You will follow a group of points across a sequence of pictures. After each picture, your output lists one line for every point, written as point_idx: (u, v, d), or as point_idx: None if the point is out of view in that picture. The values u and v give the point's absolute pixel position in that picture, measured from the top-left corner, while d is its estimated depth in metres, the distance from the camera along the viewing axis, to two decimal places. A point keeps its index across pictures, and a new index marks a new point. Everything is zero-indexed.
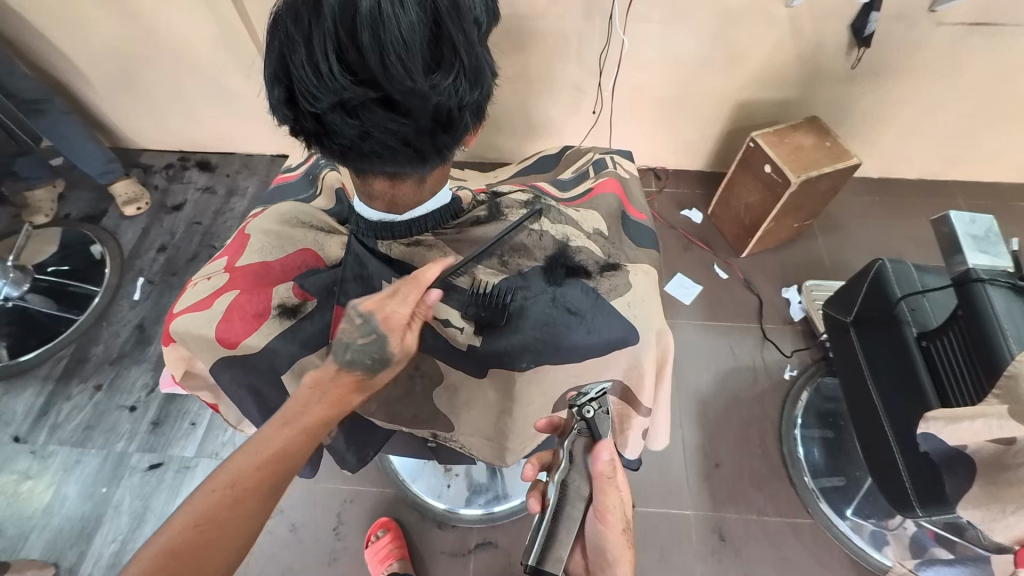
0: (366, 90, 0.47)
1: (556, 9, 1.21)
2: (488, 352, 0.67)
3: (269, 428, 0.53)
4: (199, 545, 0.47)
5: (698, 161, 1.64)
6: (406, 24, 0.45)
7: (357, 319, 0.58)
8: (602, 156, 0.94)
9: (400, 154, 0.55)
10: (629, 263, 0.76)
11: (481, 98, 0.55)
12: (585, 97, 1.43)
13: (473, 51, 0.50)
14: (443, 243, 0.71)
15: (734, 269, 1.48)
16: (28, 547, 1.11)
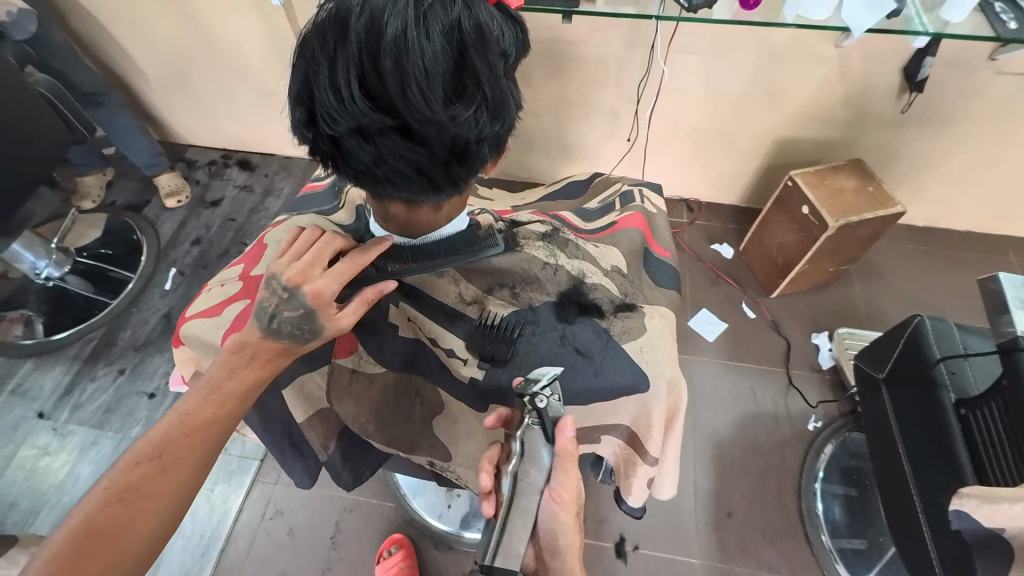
0: (385, 117, 0.46)
1: (597, 35, 1.21)
2: (490, 386, 0.66)
3: (187, 397, 0.55)
4: (124, 517, 0.49)
5: (732, 196, 1.60)
6: (431, 54, 0.43)
7: (284, 292, 0.56)
8: (631, 188, 0.93)
9: (414, 183, 0.53)
10: (644, 305, 0.75)
11: (502, 130, 0.54)
12: (621, 123, 1.42)
13: (498, 84, 0.49)
14: (455, 272, 0.67)
15: (762, 308, 1.43)
16: (39, 522, 1.14)
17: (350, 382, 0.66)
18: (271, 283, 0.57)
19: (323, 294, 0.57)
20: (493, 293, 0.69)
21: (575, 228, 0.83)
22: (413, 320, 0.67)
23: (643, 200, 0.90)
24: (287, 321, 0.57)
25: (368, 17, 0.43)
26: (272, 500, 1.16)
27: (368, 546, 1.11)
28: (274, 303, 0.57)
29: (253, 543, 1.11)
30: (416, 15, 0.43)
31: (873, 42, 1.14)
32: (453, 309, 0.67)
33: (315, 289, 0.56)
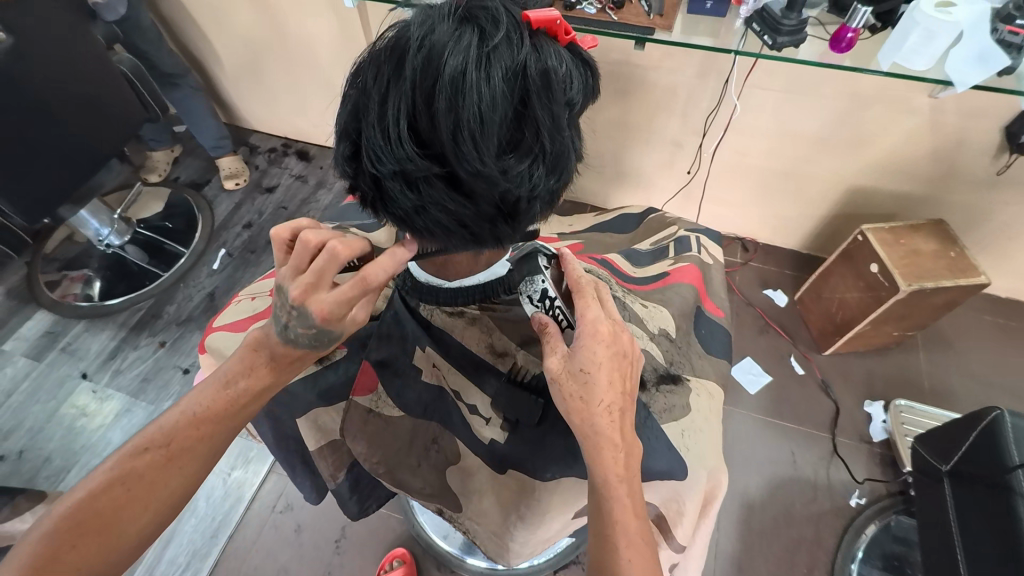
0: (432, 164, 0.43)
1: (670, 62, 1.16)
2: (513, 451, 0.62)
3: (202, 387, 0.56)
4: (123, 501, 0.51)
5: (793, 241, 1.51)
6: (488, 100, 0.40)
7: (291, 309, 0.54)
8: (688, 234, 0.88)
9: (454, 234, 0.50)
10: (690, 377, 0.70)
11: (555, 186, 0.50)
12: (682, 155, 1.36)
13: (558, 138, 0.45)
14: (489, 321, 0.62)
15: (812, 365, 1.34)
16: (67, 480, 1.18)
17: (365, 422, 0.64)
18: (280, 294, 0.55)
19: (328, 315, 0.54)
20: (526, 349, 0.63)
21: (626, 279, 0.79)
22: (438, 367, 0.64)
23: (699, 249, 0.85)
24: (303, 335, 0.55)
25: (428, 58, 0.40)
26: (284, 493, 1.16)
27: (372, 557, 1.09)
28: (285, 312, 0.55)
29: (260, 535, 1.11)
30: (478, 57, 0.40)
31: (973, 97, 1.04)
32: (484, 361, 0.63)
33: (319, 312, 0.53)
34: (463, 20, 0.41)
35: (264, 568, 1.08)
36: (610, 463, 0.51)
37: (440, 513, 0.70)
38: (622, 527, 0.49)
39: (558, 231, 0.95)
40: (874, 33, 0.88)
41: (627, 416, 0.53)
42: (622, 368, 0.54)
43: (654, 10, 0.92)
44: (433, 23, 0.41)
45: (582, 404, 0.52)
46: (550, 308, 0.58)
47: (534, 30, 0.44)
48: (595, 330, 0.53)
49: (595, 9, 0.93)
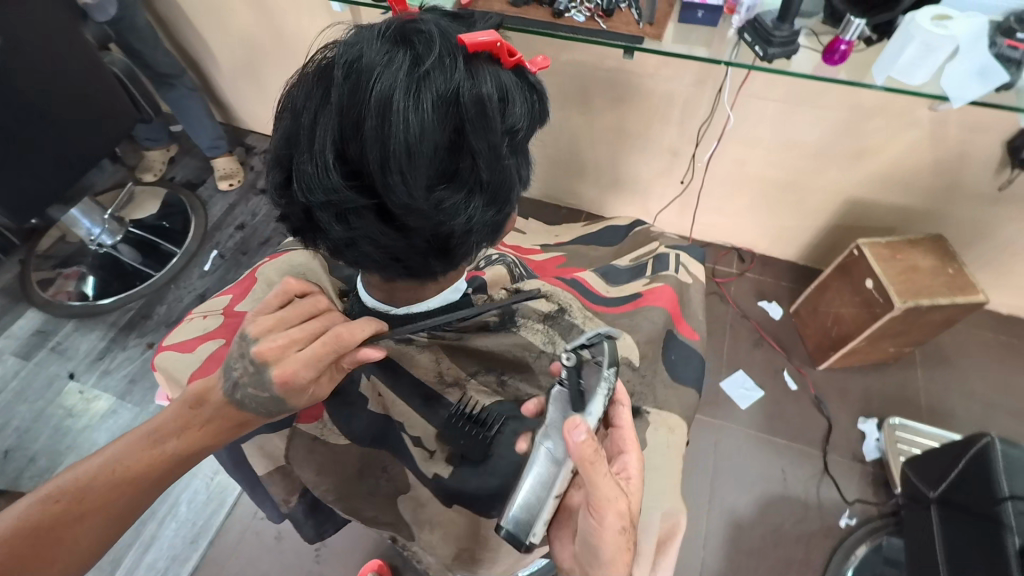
0: (361, 195, 0.44)
1: (666, 70, 1.14)
2: (457, 487, 0.61)
3: (127, 441, 0.52)
4: (29, 554, 0.47)
5: (790, 253, 1.47)
6: (416, 131, 0.40)
7: (250, 365, 0.52)
8: (668, 253, 0.85)
9: (390, 265, 0.50)
10: (648, 409, 0.70)
11: (497, 217, 0.51)
12: (678, 164, 1.33)
13: (494, 171, 0.45)
14: (438, 348, 0.62)
15: (806, 381, 1.31)
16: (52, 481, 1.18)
17: (312, 448, 0.63)
18: (242, 346, 0.53)
19: (291, 379, 0.52)
20: (477, 376, 0.64)
21: (595, 300, 0.77)
22: (384, 396, 0.61)
23: (677, 270, 0.83)
24: (250, 398, 0.53)
25: (356, 88, 0.41)
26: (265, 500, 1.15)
27: (352, 567, 1.08)
28: (239, 370, 0.53)
29: (242, 541, 1.10)
30: (408, 87, 0.40)
31: (976, 110, 1.01)
32: (432, 390, 0.61)
33: (282, 375, 0.52)
34: (397, 46, 0.42)
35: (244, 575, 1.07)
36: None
37: (394, 540, 0.68)
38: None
39: (541, 244, 0.93)
40: (870, 44, 0.84)
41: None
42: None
43: (644, 19, 0.90)
44: (365, 50, 0.41)
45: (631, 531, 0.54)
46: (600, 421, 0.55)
47: (477, 54, 0.43)
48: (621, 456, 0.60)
49: (584, 16, 0.90)
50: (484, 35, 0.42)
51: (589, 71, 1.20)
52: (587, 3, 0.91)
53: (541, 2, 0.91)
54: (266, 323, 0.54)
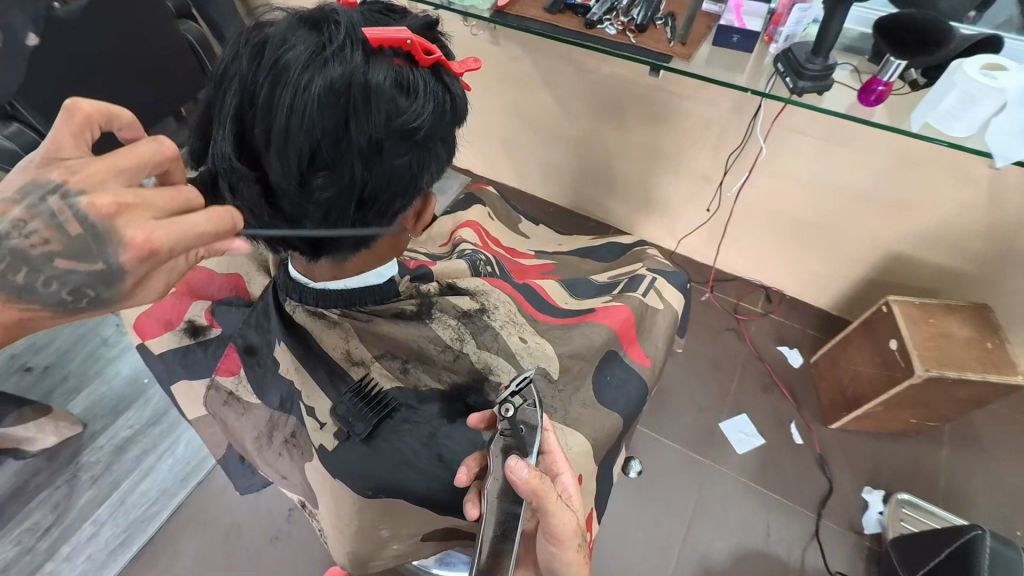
0: (246, 169, 0.45)
1: (704, 92, 1.10)
2: (338, 463, 0.53)
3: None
4: None
5: (820, 299, 1.38)
6: (295, 111, 0.41)
7: (76, 225, 0.39)
8: (645, 275, 0.84)
9: (280, 242, 0.51)
10: (553, 422, 0.64)
11: (391, 216, 0.50)
12: (707, 191, 1.29)
13: (378, 169, 0.45)
14: (348, 326, 0.58)
15: (812, 436, 1.22)
16: (74, 401, 1.25)
17: (227, 404, 0.59)
18: (55, 199, 0.39)
19: (148, 250, 0.40)
20: (381, 361, 0.58)
21: (542, 307, 0.75)
22: (288, 362, 0.56)
23: (646, 293, 0.80)
24: (54, 278, 0.40)
25: (256, 65, 0.43)
26: None
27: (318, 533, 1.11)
28: (31, 238, 0.40)
29: (223, 490, 1.15)
30: (298, 71, 0.41)
31: None
32: (336, 366, 0.56)
33: (139, 244, 0.40)
34: (303, 31, 0.43)
35: (219, 520, 1.12)
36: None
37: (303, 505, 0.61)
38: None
39: (534, 250, 0.96)
40: (914, 89, 0.79)
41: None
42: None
43: (677, 38, 0.87)
44: (272, 32, 0.43)
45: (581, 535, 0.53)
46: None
47: (380, 49, 0.44)
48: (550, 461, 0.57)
49: (616, 30, 0.88)
50: (389, 31, 0.43)
51: (627, 85, 1.18)
52: (622, 16, 0.88)
53: (575, 12, 0.90)
54: (90, 168, 0.40)
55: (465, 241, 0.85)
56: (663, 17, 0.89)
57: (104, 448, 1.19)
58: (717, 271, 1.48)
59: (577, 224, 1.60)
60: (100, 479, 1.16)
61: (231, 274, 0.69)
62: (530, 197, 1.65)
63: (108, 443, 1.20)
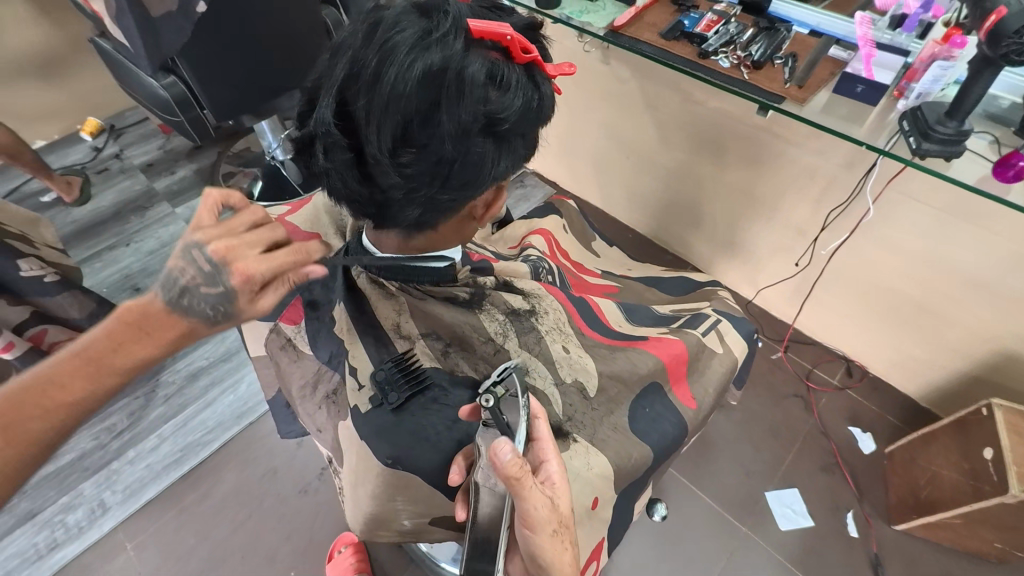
0: (342, 136, 0.48)
1: (814, 142, 1.04)
2: (364, 425, 0.55)
3: (62, 360, 0.46)
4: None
5: (909, 385, 1.25)
6: (394, 88, 0.44)
7: (205, 266, 0.47)
8: (708, 315, 0.80)
9: (358, 207, 0.54)
10: (578, 437, 0.62)
11: (463, 200, 0.52)
12: (799, 245, 1.22)
13: (459, 153, 0.47)
14: (403, 300, 0.61)
15: (870, 533, 1.10)
16: (167, 324, 1.40)
17: (283, 350, 0.64)
18: (190, 252, 0.48)
19: (252, 278, 0.48)
20: (427, 339, 0.60)
21: (593, 325, 0.73)
22: (341, 323, 0.60)
23: (705, 333, 0.77)
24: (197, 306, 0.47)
25: (366, 42, 0.45)
26: None
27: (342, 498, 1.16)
28: (184, 277, 0.47)
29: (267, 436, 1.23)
30: (404, 50, 0.43)
31: None
32: (384, 335, 0.59)
33: (242, 273, 0.48)
34: (414, 16, 0.46)
35: (260, 462, 1.20)
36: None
37: (330, 460, 0.64)
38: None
39: (601, 269, 0.95)
40: None
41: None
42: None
43: (794, 80, 0.83)
44: (387, 14, 0.46)
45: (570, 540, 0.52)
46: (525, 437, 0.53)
47: (480, 40, 0.46)
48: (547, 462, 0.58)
49: (729, 63, 0.86)
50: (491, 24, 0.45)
51: (733, 122, 1.14)
52: (739, 51, 0.86)
53: (690, 40, 0.88)
54: (211, 229, 0.49)
55: (533, 247, 0.86)
56: (784, 57, 0.85)
57: (181, 372, 1.32)
58: (795, 332, 1.38)
59: (653, 254, 1.56)
60: (171, 399, 1.28)
61: (310, 233, 0.72)
62: (611, 220, 1.64)
63: (185, 369, 1.33)
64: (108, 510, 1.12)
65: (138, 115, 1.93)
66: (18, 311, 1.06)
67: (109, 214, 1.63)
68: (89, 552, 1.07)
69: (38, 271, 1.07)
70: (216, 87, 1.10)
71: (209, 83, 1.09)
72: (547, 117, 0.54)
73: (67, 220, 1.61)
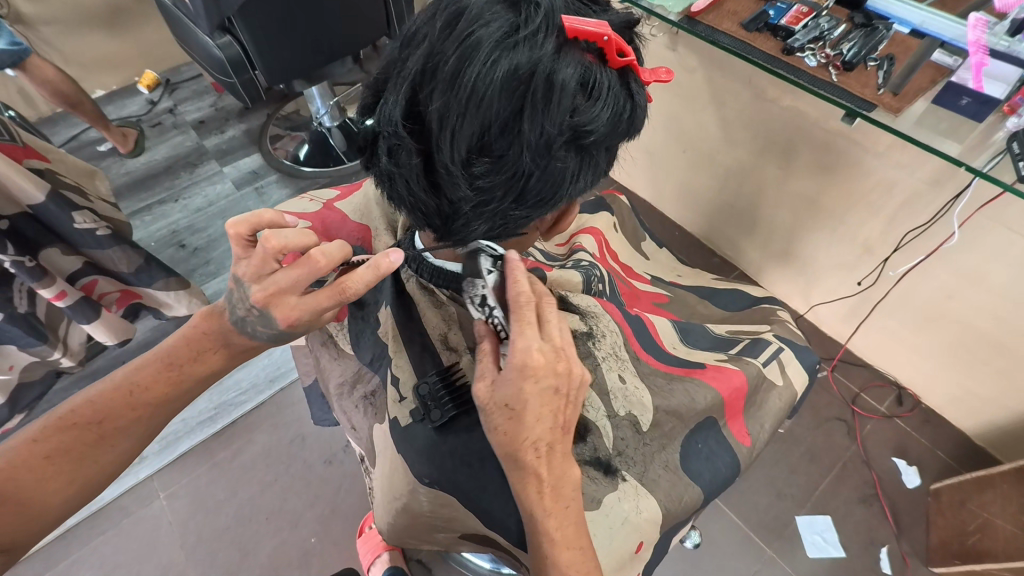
0: (410, 139, 0.44)
1: (898, 154, 0.95)
2: (404, 439, 0.54)
3: (145, 364, 0.56)
4: (67, 446, 0.52)
5: (967, 422, 1.16)
6: (476, 90, 0.40)
7: (254, 310, 0.53)
8: (770, 342, 0.77)
9: (417, 215, 0.51)
10: (628, 476, 0.60)
11: (535, 215, 0.49)
12: (864, 264, 1.13)
13: (539, 166, 0.44)
14: (453, 309, 0.60)
15: (905, 573, 1.05)
16: (210, 283, 1.43)
17: (324, 344, 0.65)
18: (241, 290, 0.53)
19: (296, 322, 0.54)
20: (474, 354, 0.59)
21: (651, 350, 0.72)
22: (388, 331, 0.59)
23: (767, 364, 0.74)
24: (263, 330, 0.55)
25: (446, 36, 0.41)
26: None
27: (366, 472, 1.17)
28: (245, 307, 0.54)
29: (297, 404, 1.25)
30: (489, 50, 0.40)
31: None
32: (431, 345, 0.58)
33: (287, 321, 0.54)
34: (500, 7, 0.41)
35: (290, 426, 1.22)
36: (534, 497, 0.47)
37: (365, 461, 0.65)
38: (553, 562, 0.47)
39: (650, 275, 0.91)
40: None
41: (556, 451, 0.48)
42: (555, 403, 0.48)
43: (889, 86, 0.71)
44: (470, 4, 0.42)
45: (507, 440, 0.46)
46: (489, 315, 0.53)
47: (575, 41, 0.42)
48: (523, 364, 0.46)
49: (816, 62, 0.75)
50: (591, 25, 0.42)
51: (807, 125, 1.05)
52: (829, 48, 0.75)
53: (774, 34, 0.78)
54: (253, 273, 0.52)
55: (584, 249, 0.82)
56: (879, 59, 0.73)
57: None
58: (846, 352, 1.30)
59: (701, 255, 1.49)
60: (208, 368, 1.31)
61: (361, 225, 0.70)
62: (658, 215, 1.58)
63: None
64: (146, 458, 1.16)
65: (194, 71, 1.94)
66: (72, 261, 1.09)
67: (162, 168, 1.66)
68: (126, 496, 1.12)
69: (91, 224, 1.08)
70: (269, 49, 1.08)
71: (263, 48, 1.07)
72: (636, 128, 0.50)
73: (121, 171, 1.64)
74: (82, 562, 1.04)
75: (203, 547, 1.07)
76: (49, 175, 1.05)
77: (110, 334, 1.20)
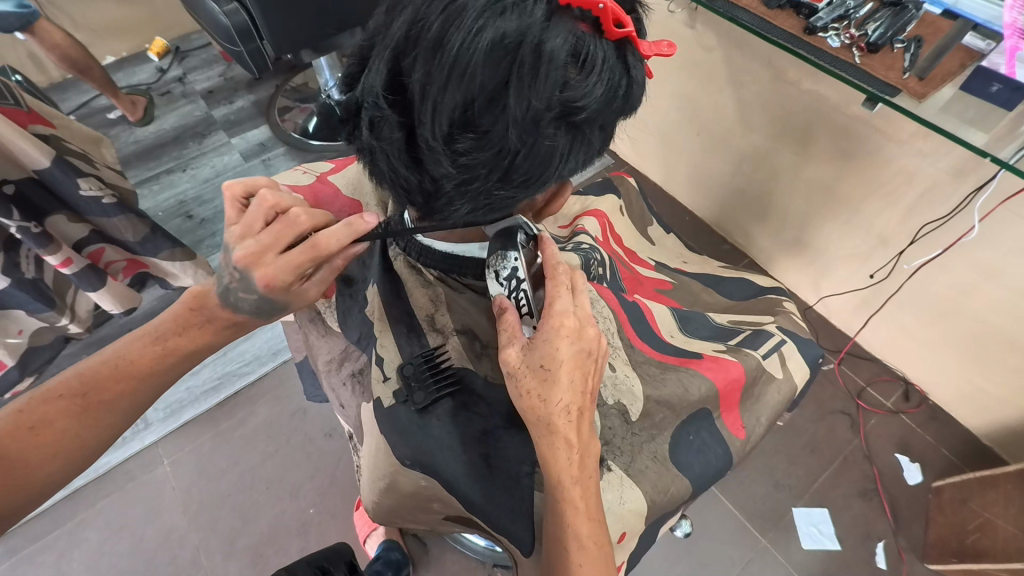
0: (392, 112, 0.43)
1: (920, 142, 0.91)
2: (388, 420, 0.54)
3: (133, 340, 0.56)
4: (53, 418, 0.52)
5: (975, 421, 1.14)
6: (460, 58, 0.38)
7: (236, 272, 0.53)
8: (772, 334, 0.75)
9: (402, 192, 0.49)
10: (614, 466, 0.60)
11: (523, 195, 0.47)
12: (878, 255, 1.10)
13: (526, 142, 0.42)
14: (440, 290, 0.59)
15: (900, 567, 1.04)
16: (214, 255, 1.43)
17: (312, 320, 0.65)
18: (228, 256, 0.53)
19: (274, 283, 0.52)
20: (460, 335, 0.58)
21: (646, 338, 0.70)
22: (375, 310, 0.59)
23: (767, 356, 0.72)
24: (246, 300, 0.54)
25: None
26: None
27: None
28: (226, 276, 0.54)
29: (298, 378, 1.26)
30: (474, 16, 0.38)
31: None
32: (417, 326, 0.57)
33: (266, 281, 0.52)
34: None
35: (292, 400, 1.23)
36: (563, 464, 0.47)
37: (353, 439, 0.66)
38: (575, 531, 0.47)
39: (654, 261, 0.90)
40: None
41: (585, 417, 0.49)
42: (586, 365, 0.49)
43: (914, 69, 0.67)
44: None
45: (540, 404, 0.47)
46: (514, 290, 0.53)
47: (569, 8, 0.40)
48: (558, 323, 0.48)
49: (840, 43, 0.71)
50: None
51: (828, 110, 1.01)
52: (853, 28, 0.71)
53: (797, 11, 0.74)
54: (236, 233, 0.53)
55: (586, 231, 0.81)
56: (906, 41, 0.69)
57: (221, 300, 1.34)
58: (854, 344, 1.28)
59: (711, 241, 1.47)
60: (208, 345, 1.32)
61: (353, 200, 0.70)
62: (669, 199, 1.55)
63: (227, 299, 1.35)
64: (151, 426, 1.18)
65: (203, 39, 1.92)
66: (79, 228, 1.09)
67: (170, 137, 1.66)
68: (130, 461, 1.14)
69: (97, 191, 1.08)
70: (275, 16, 1.05)
71: (268, 19, 1.05)
72: (633, 106, 0.48)
73: (130, 139, 1.64)
74: (88, 523, 1.07)
75: (204, 514, 1.09)
76: (55, 141, 1.04)
77: (116, 303, 1.21)
